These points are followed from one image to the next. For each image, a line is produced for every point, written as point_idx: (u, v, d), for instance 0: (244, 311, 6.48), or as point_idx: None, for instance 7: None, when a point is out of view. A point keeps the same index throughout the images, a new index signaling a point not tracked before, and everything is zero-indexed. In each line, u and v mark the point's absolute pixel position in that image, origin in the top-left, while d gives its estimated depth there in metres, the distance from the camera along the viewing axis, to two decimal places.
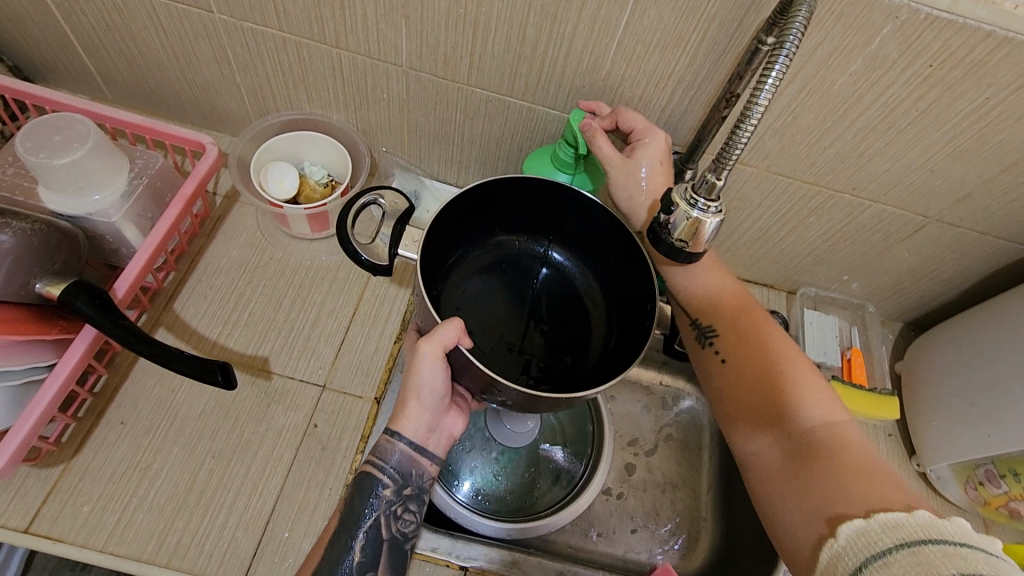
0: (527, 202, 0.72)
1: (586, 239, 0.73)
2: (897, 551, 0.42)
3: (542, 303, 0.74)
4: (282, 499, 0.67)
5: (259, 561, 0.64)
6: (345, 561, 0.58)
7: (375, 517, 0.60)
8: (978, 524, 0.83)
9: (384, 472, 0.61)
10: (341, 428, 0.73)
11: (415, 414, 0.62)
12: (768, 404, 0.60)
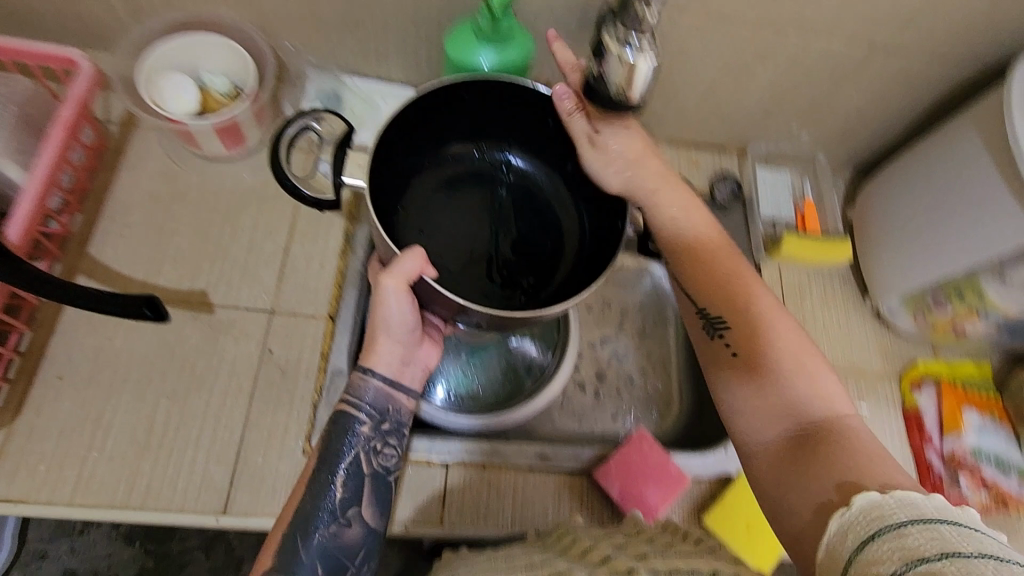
0: (476, 108, 0.66)
1: (546, 136, 0.68)
2: (912, 525, 0.39)
3: (509, 212, 0.71)
4: (249, 427, 0.67)
5: (235, 488, 0.64)
6: (327, 498, 0.56)
7: (353, 454, 0.58)
8: (929, 351, 0.87)
9: (360, 409, 0.59)
10: (296, 351, 0.71)
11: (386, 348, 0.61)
12: (770, 374, 0.56)
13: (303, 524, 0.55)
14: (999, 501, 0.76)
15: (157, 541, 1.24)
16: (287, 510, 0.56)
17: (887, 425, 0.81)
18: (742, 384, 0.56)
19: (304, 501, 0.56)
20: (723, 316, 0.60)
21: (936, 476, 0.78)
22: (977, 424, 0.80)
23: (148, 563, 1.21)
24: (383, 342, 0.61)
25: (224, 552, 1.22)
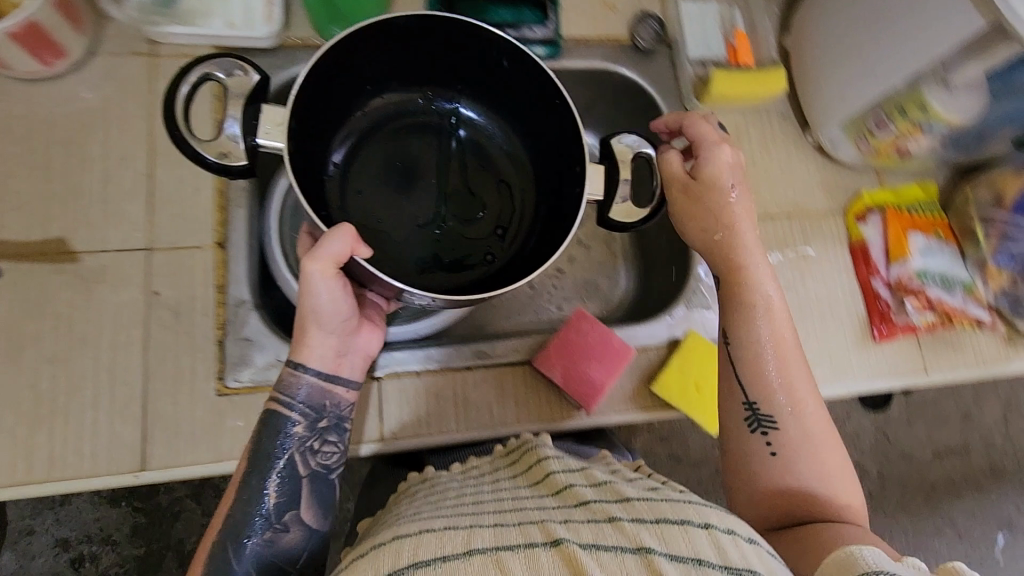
0: (408, 55, 0.69)
1: (481, 78, 0.72)
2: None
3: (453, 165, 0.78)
4: (150, 377, 0.60)
5: (150, 442, 0.59)
6: (259, 505, 0.57)
7: (289, 455, 0.59)
8: (873, 179, 0.83)
9: (292, 411, 0.59)
10: (187, 288, 0.63)
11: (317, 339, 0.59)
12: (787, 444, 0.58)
13: (233, 526, 0.56)
14: (943, 318, 0.76)
15: (140, 500, 1.23)
16: (219, 512, 0.58)
17: (833, 262, 0.79)
18: (766, 471, 0.59)
19: (234, 510, 0.57)
20: (773, 416, 0.59)
21: (882, 304, 0.77)
22: (923, 246, 0.78)
23: (139, 521, 1.21)
24: (318, 334, 0.59)
25: (212, 497, 1.23)
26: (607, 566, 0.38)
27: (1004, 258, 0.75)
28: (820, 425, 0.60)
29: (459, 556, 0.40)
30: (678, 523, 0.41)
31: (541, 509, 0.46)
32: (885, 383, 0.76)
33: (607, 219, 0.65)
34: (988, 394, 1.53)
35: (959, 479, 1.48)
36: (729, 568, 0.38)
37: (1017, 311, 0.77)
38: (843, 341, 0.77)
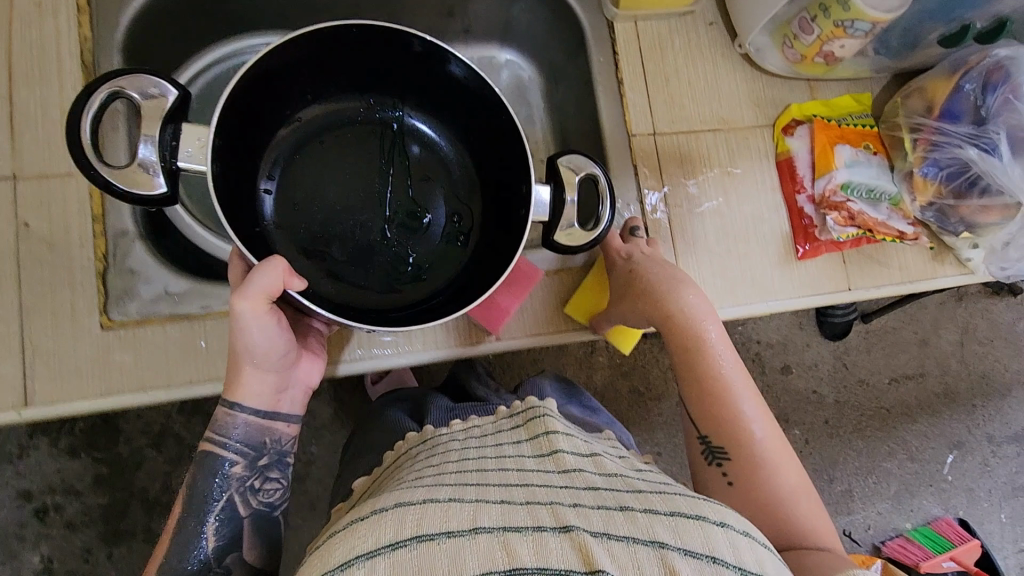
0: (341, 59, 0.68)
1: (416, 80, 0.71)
2: None
3: (394, 169, 0.75)
4: (28, 313, 0.58)
5: (33, 377, 0.58)
6: (196, 549, 0.58)
7: (226, 497, 0.60)
8: (804, 90, 0.78)
9: (225, 453, 0.61)
10: (60, 218, 0.60)
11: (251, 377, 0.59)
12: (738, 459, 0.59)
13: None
14: (865, 233, 0.74)
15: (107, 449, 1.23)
16: (156, 557, 0.58)
17: (759, 178, 0.76)
18: (729, 497, 0.58)
19: (169, 556, 0.57)
20: (724, 447, 0.59)
21: (806, 220, 0.75)
22: (850, 158, 0.75)
23: (101, 471, 1.21)
24: (249, 369, 0.59)
25: (173, 447, 1.23)
26: (615, 556, 0.42)
27: (931, 169, 0.72)
28: (771, 438, 0.60)
29: (466, 533, 0.43)
30: (695, 519, 0.46)
31: (548, 488, 0.50)
32: (805, 301, 0.76)
33: (551, 243, 0.65)
34: (946, 319, 1.54)
35: (914, 402, 1.51)
36: (741, 568, 0.43)
37: (943, 224, 0.75)
38: (764, 260, 0.75)
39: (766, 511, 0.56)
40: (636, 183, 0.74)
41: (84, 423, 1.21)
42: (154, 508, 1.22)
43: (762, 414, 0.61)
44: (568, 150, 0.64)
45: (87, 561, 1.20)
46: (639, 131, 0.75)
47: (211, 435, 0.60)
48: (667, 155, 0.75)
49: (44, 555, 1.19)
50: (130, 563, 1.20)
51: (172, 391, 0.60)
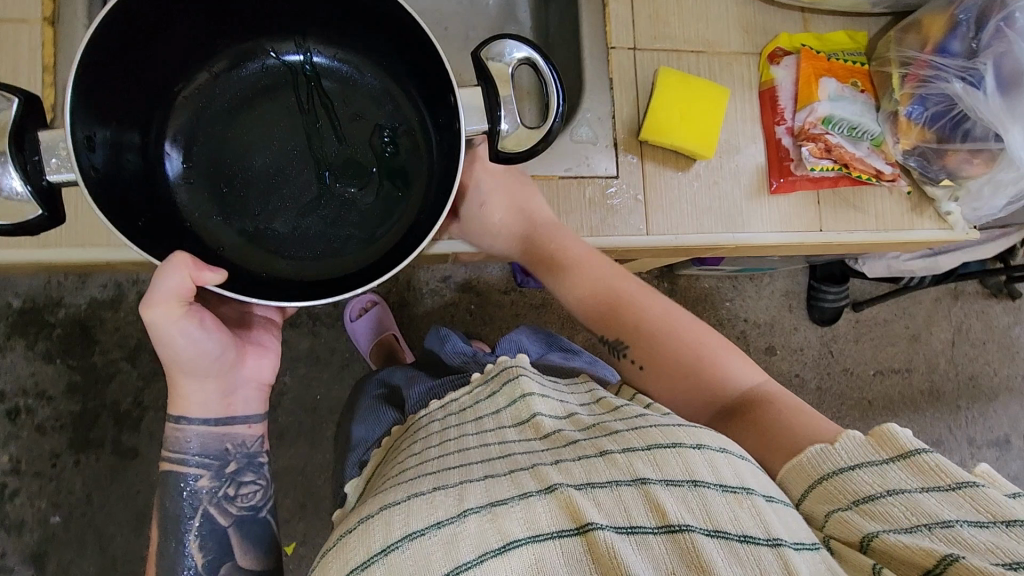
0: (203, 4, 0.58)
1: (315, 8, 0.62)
2: (886, 498, 0.41)
3: (318, 115, 0.65)
4: None
5: None
6: (185, 565, 0.58)
7: (201, 509, 0.60)
8: (796, 21, 0.76)
9: (186, 469, 0.60)
10: (9, 59, 0.59)
11: (190, 382, 0.58)
12: (650, 347, 0.63)
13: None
14: (841, 168, 0.72)
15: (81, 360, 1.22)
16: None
17: (740, 106, 0.74)
18: (663, 380, 0.62)
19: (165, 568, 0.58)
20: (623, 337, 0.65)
21: (783, 153, 0.72)
22: (834, 92, 0.72)
23: (75, 379, 1.21)
24: (187, 378, 0.57)
25: (148, 362, 1.23)
26: (602, 504, 0.43)
27: (916, 107, 0.70)
28: (675, 314, 0.65)
29: (454, 518, 0.43)
30: (671, 447, 0.45)
31: (531, 454, 0.50)
32: (775, 237, 0.73)
33: (498, 151, 0.57)
34: (940, 316, 1.51)
35: (897, 396, 1.48)
36: (724, 485, 0.43)
37: (924, 171, 0.73)
38: (734, 191, 0.73)
39: (702, 377, 0.60)
40: (611, 98, 0.71)
41: (62, 329, 1.21)
42: (125, 421, 1.22)
43: (658, 298, 0.67)
44: (494, 39, 0.56)
45: (54, 466, 1.20)
46: (619, 44, 0.72)
47: (169, 456, 0.60)
48: (646, 72, 0.72)
49: (12, 455, 1.20)
50: (95, 473, 1.21)
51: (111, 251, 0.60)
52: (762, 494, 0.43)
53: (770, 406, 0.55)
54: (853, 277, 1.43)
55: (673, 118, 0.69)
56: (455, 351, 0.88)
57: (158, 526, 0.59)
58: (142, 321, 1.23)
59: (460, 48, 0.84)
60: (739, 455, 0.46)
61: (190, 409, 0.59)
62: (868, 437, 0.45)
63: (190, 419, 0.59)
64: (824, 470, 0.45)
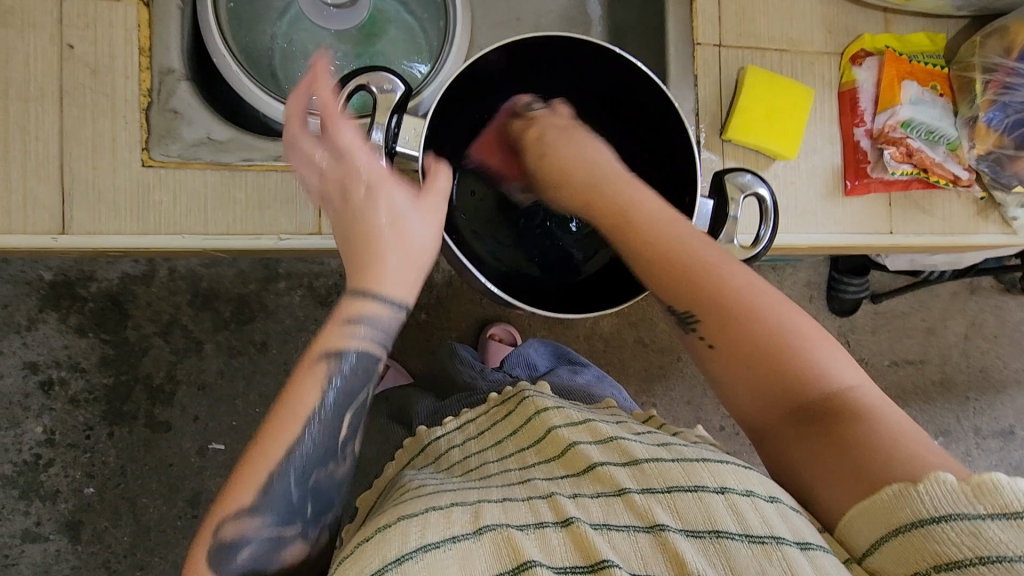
0: (512, 68, 0.64)
1: (570, 71, 0.65)
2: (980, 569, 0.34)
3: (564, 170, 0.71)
4: (67, 136, 0.56)
5: (71, 204, 0.56)
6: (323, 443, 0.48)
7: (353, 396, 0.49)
8: (879, 22, 0.75)
9: (349, 344, 0.49)
10: (106, 42, 0.57)
11: (399, 267, 0.50)
12: (724, 325, 0.49)
13: (302, 459, 0.46)
14: (919, 173, 0.72)
15: (114, 330, 1.13)
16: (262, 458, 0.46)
17: (819, 108, 0.74)
18: (734, 375, 0.48)
19: (309, 437, 0.46)
20: (692, 309, 0.50)
21: (860, 155, 0.73)
22: (915, 96, 0.72)
23: (108, 352, 1.13)
24: (399, 260, 0.50)
25: (181, 337, 1.14)
26: (619, 548, 0.40)
27: (996, 114, 0.70)
28: (762, 296, 0.49)
29: (470, 535, 0.41)
30: (691, 490, 0.42)
31: (551, 481, 0.46)
32: (846, 238, 0.74)
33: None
34: (957, 310, 1.43)
35: (910, 387, 1.41)
36: (750, 536, 0.39)
37: (996, 177, 0.73)
38: (810, 191, 0.73)
39: (777, 378, 0.46)
40: (694, 95, 0.71)
41: (94, 303, 1.13)
42: (157, 395, 1.14)
43: (738, 267, 0.51)
44: (736, 167, 0.59)
45: (87, 438, 1.12)
46: (704, 40, 0.72)
47: (347, 331, 0.49)
48: (729, 69, 0.72)
49: (46, 426, 1.12)
50: (129, 445, 1.13)
51: (206, 239, 0.59)
52: (795, 543, 0.39)
53: (866, 427, 0.42)
54: (875, 269, 1.36)
55: (760, 117, 0.70)
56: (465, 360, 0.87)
57: (318, 393, 0.47)
58: (175, 296, 1.14)
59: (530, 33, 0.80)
60: (792, 506, 0.42)
61: (390, 293, 0.50)
62: (960, 481, 0.36)
63: (390, 299, 0.50)
64: (901, 520, 0.37)
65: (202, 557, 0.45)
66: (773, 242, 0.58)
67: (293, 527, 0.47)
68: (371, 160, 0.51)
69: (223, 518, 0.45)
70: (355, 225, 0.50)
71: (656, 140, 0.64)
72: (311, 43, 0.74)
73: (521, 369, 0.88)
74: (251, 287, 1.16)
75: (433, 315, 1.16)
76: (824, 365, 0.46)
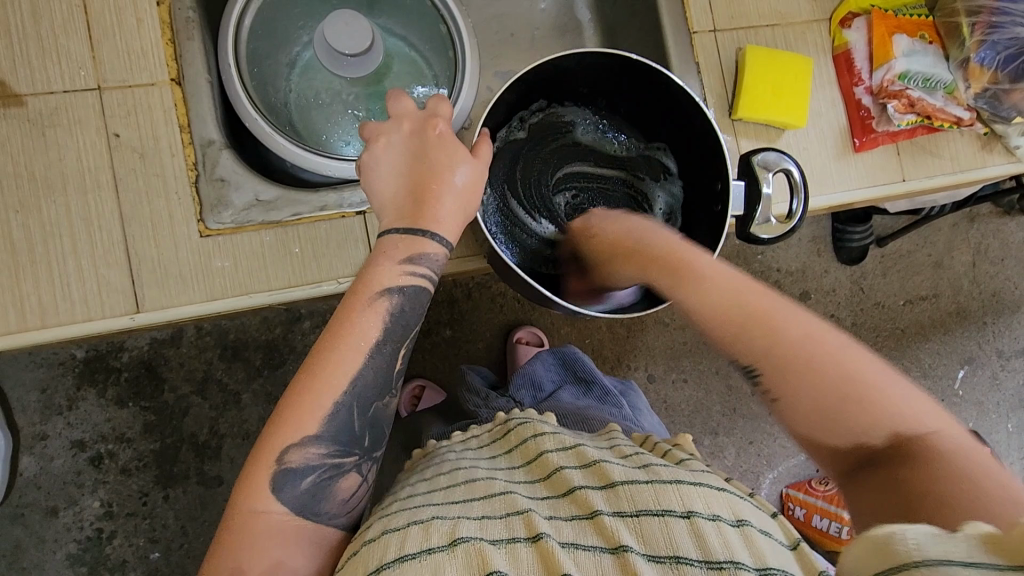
0: (538, 84, 0.67)
1: (585, 77, 0.68)
2: None
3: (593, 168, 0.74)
4: (127, 220, 0.59)
5: (141, 283, 0.59)
6: (365, 389, 0.52)
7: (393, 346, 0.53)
8: None
9: (393, 285, 0.53)
10: (147, 127, 0.60)
11: (442, 207, 0.54)
12: (798, 371, 0.50)
13: (357, 392, 0.51)
14: (924, 120, 0.76)
15: (150, 397, 1.13)
16: (316, 399, 0.50)
17: (817, 74, 0.77)
18: (802, 401, 0.49)
19: (365, 370, 0.52)
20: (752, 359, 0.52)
21: (864, 112, 0.76)
22: (907, 48, 0.75)
23: (150, 419, 1.13)
24: (444, 198, 0.54)
25: (218, 392, 1.15)
26: (584, 567, 0.39)
27: (987, 53, 0.74)
28: (831, 334, 0.51)
29: (445, 547, 0.40)
30: (658, 515, 0.41)
31: (531, 499, 0.46)
32: (863, 193, 0.77)
33: (749, 235, 0.63)
34: (960, 240, 1.39)
35: (927, 323, 1.37)
36: (710, 563, 0.38)
37: (995, 111, 0.76)
38: (822, 153, 0.77)
39: (841, 413, 0.48)
40: (698, 80, 0.74)
41: (128, 372, 1.13)
42: (205, 452, 1.13)
43: (810, 321, 0.52)
44: (760, 148, 0.64)
45: (145, 505, 1.12)
46: (700, 28, 0.75)
47: (398, 270, 0.53)
48: (727, 50, 0.75)
49: (103, 500, 1.11)
50: (186, 505, 1.12)
51: (272, 295, 0.62)
52: (754, 569, 0.38)
53: (948, 466, 0.42)
54: (876, 214, 1.33)
55: (767, 93, 0.73)
56: (473, 390, 0.90)
57: (374, 325, 0.52)
58: (205, 352, 1.14)
59: (528, 49, 0.82)
60: (759, 529, 0.42)
61: (436, 228, 0.54)
62: (993, 528, 0.31)
63: (437, 235, 0.54)
64: (922, 556, 0.30)
65: (260, 481, 0.49)
66: (806, 213, 0.63)
67: (348, 457, 0.52)
68: (423, 118, 0.56)
69: (286, 445, 0.49)
70: (405, 169, 0.55)
71: (679, 127, 0.68)
72: (322, 91, 0.72)
73: (527, 393, 0.86)
74: (277, 331, 1.16)
75: (457, 330, 1.17)
76: (898, 408, 0.47)
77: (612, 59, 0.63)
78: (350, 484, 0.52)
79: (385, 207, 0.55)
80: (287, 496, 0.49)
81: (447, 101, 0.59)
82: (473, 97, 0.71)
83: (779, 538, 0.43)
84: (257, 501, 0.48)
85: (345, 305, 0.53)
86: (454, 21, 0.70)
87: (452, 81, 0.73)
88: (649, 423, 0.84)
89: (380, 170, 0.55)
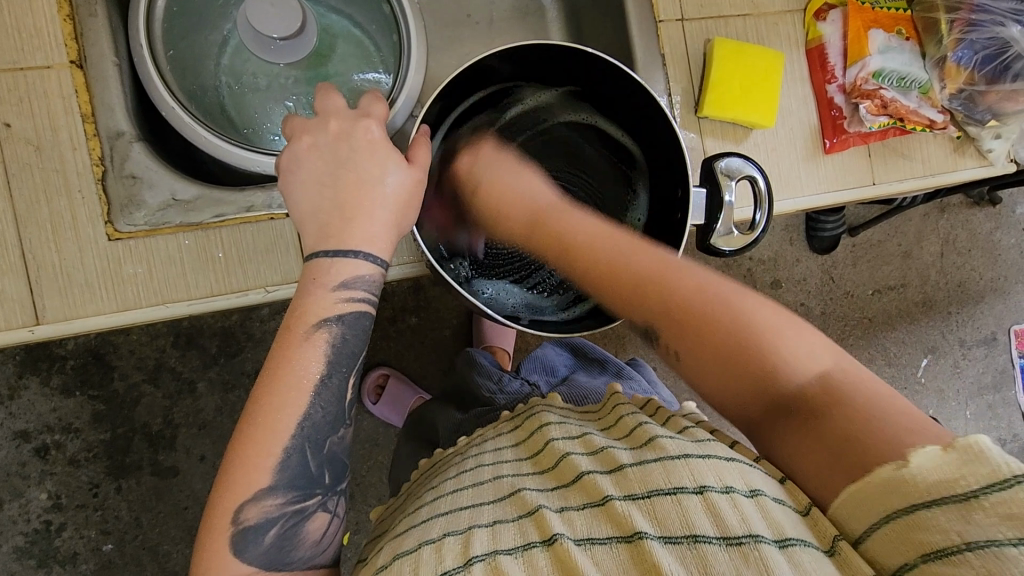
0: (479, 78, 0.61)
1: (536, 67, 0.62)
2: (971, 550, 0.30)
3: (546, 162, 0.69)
4: (23, 222, 0.54)
5: (42, 292, 0.54)
6: (306, 431, 0.47)
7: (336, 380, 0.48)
8: None
9: (333, 311, 0.48)
10: (43, 116, 0.54)
11: (373, 215, 0.49)
12: (689, 336, 0.49)
13: (309, 432, 0.47)
14: (897, 121, 0.72)
15: (97, 385, 1.04)
16: (260, 449, 0.46)
17: (788, 69, 0.73)
18: (710, 376, 0.48)
19: (313, 409, 0.47)
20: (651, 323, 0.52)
21: (835, 111, 0.72)
22: (883, 43, 0.71)
23: (98, 409, 1.04)
24: (376, 211, 0.49)
25: (171, 380, 1.06)
26: (606, 566, 0.34)
27: (964, 52, 0.70)
28: (714, 284, 0.51)
29: (459, 570, 0.36)
30: (670, 493, 0.36)
31: (540, 494, 0.42)
32: (831, 197, 0.74)
33: (709, 247, 0.59)
34: (930, 230, 1.38)
35: (895, 313, 1.37)
36: (728, 539, 0.34)
37: (969, 113, 0.73)
38: (790, 155, 0.73)
39: (744, 367, 0.46)
40: (664, 75, 0.70)
41: (75, 360, 1.03)
42: (158, 441, 1.05)
43: (692, 273, 0.52)
44: (723, 153, 0.60)
45: (95, 497, 1.04)
46: (666, 17, 0.70)
47: (333, 297, 0.48)
48: (695, 40, 0.71)
49: (50, 491, 1.03)
50: (139, 496, 1.05)
51: (193, 304, 0.57)
52: (773, 542, 0.33)
53: (856, 406, 0.40)
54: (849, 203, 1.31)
55: (735, 91, 0.69)
56: (484, 374, 0.76)
57: (315, 358, 0.48)
58: (156, 339, 1.05)
59: (485, 32, 0.76)
60: (775, 497, 0.37)
61: (368, 248, 0.49)
62: (943, 451, 0.33)
63: (370, 257, 0.49)
64: (888, 506, 0.34)
65: (217, 546, 0.45)
66: (769, 224, 0.60)
67: (311, 499, 0.48)
68: (354, 117, 0.51)
69: (240, 503, 0.45)
70: (332, 177, 0.49)
71: (638, 127, 0.63)
72: (256, 74, 0.65)
73: (541, 376, 0.76)
74: (233, 317, 1.08)
75: (423, 318, 1.11)
76: (795, 350, 0.45)
77: (571, 54, 0.58)
78: (320, 524, 0.49)
79: (306, 220, 0.50)
80: (250, 556, 0.46)
81: (384, 100, 0.54)
82: (419, 86, 0.65)
83: (789, 503, 0.37)
84: (219, 567, 0.45)
85: (279, 340, 0.48)
86: (399, 1, 0.64)
87: (397, 68, 0.67)
88: (666, 394, 0.78)
89: (303, 175, 0.50)
